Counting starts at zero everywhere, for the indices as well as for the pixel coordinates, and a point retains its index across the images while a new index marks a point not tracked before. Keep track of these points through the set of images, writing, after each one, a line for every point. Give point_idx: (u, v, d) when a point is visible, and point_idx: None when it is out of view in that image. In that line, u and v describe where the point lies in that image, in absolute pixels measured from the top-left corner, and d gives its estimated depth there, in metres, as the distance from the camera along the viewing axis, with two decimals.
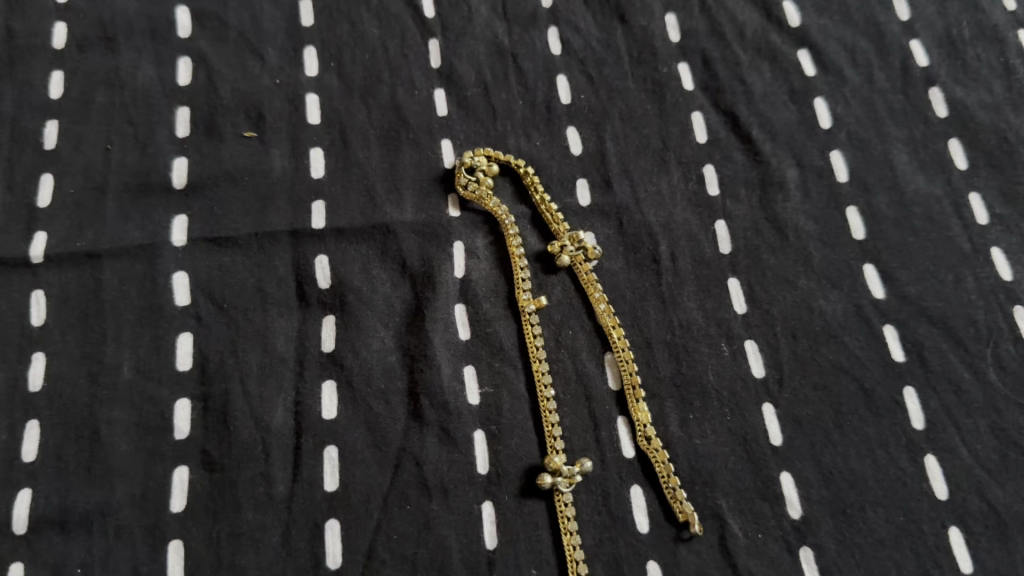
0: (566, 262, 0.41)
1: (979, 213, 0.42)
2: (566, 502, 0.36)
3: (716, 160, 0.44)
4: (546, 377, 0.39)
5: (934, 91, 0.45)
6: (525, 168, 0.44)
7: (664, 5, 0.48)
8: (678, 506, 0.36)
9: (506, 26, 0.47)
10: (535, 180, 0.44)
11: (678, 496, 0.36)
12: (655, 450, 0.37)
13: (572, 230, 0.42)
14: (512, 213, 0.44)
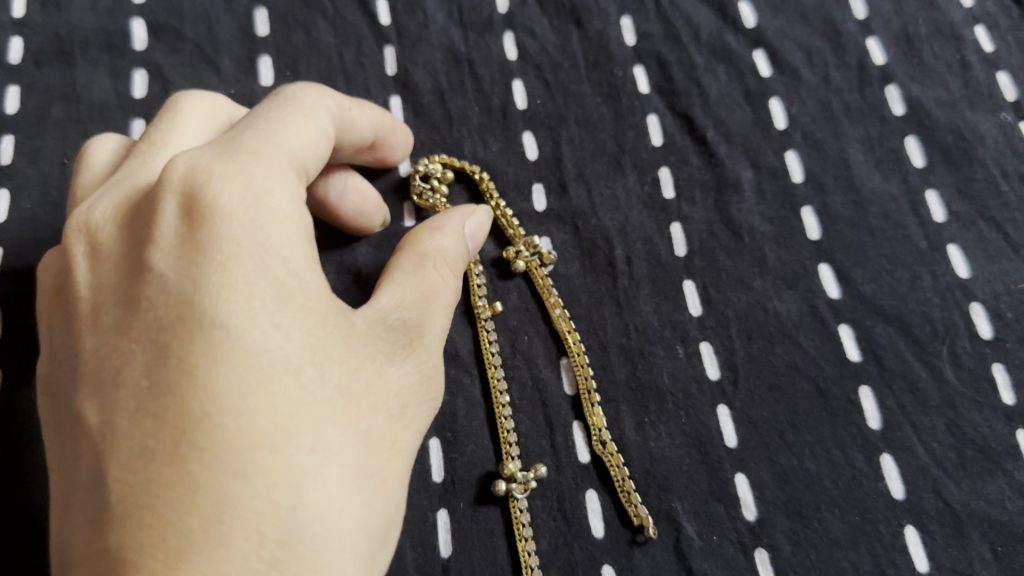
0: (520, 267, 0.41)
1: (935, 210, 0.42)
2: (520, 509, 0.36)
3: (672, 163, 0.44)
4: (501, 383, 0.39)
5: (891, 89, 0.45)
6: (479, 174, 0.44)
7: (620, 9, 0.48)
8: (632, 509, 0.36)
9: (462, 33, 0.47)
10: (487, 184, 0.44)
11: (632, 500, 0.36)
12: (610, 454, 0.37)
13: (527, 235, 0.42)
14: None
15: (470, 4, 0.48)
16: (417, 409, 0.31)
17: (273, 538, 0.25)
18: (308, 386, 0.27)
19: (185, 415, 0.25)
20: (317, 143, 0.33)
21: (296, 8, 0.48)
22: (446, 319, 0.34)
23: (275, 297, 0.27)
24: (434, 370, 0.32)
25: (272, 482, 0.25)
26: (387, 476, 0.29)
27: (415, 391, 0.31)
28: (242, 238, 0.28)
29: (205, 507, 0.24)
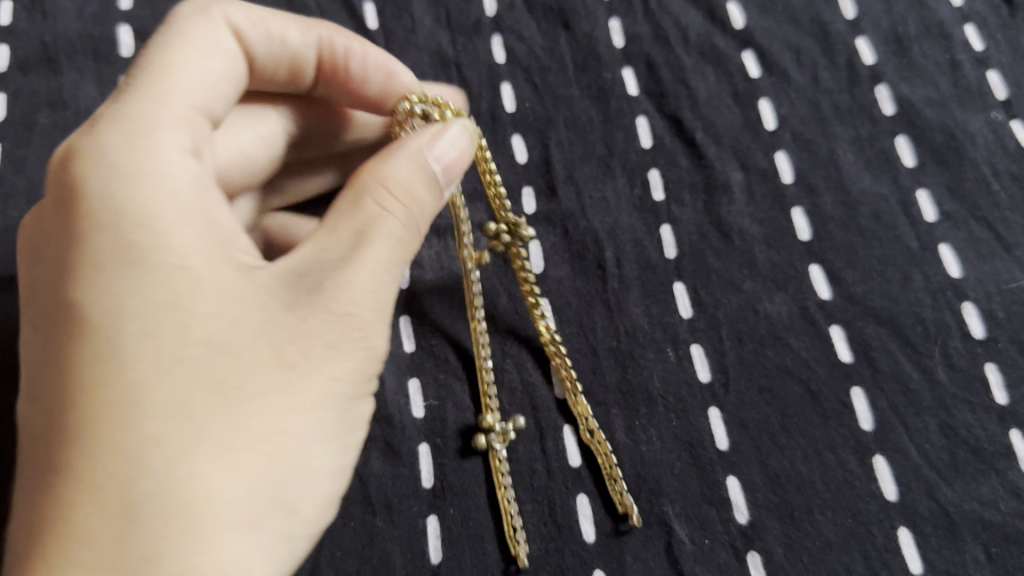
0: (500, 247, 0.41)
1: (926, 210, 0.42)
2: (500, 459, 0.37)
3: (661, 165, 0.44)
4: (488, 378, 0.39)
5: (881, 88, 0.45)
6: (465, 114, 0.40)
7: (608, 11, 0.48)
8: (618, 498, 0.36)
9: (450, 36, 0.47)
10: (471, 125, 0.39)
11: (616, 482, 0.36)
12: (598, 443, 0.37)
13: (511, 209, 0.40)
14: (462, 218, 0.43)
15: (458, 8, 0.48)
16: (319, 358, 0.28)
17: (123, 505, 0.25)
18: (162, 349, 0.26)
19: (61, 390, 0.26)
20: (214, 68, 0.33)
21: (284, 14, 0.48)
22: (390, 254, 0.30)
23: (121, 262, 0.27)
24: (342, 312, 0.29)
25: (106, 445, 0.25)
26: (273, 433, 0.27)
27: (325, 335, 0.28)
28: (99, 209, 0.28)
29: (60, 482, 0.25)
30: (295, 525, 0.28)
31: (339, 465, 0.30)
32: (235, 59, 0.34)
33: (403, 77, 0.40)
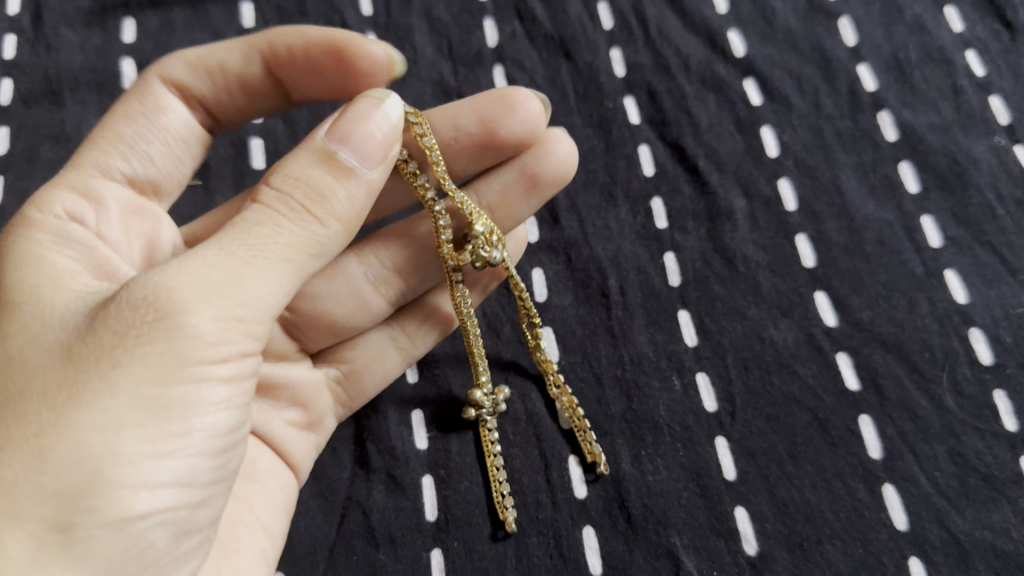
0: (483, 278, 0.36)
1: (931, 235, 0.42)
2: (488, 431, 0.37)
3: (664, 193, 0.44)
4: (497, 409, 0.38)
5: (883, 115, 0.45)
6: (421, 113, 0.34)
7: (609, 39, 0.48)
8: (587, 447, 0.37)
9: (452, 67, 0.47)
10: (416, 130, 0.34)
11: (587, 437, 0.37)
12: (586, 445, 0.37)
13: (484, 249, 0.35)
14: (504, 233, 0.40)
15: (460, 38, 0.48)
16: (106, 347, 0.24)
17: None
18: None
19: None
20: (126, 132, 0.34)
21: None
22: (258, 235, 0.26)
23: None
24: (134, 300, 0.25)
25: None
26: (56, 428, 0.24)
27: (116, 321, 0.24)
28: None
29: None
30: (95, 531, 0.24)
31: (150, 452, 0.24)
32: (170, 124, 0.35)
33: (357, 56, 0.35)
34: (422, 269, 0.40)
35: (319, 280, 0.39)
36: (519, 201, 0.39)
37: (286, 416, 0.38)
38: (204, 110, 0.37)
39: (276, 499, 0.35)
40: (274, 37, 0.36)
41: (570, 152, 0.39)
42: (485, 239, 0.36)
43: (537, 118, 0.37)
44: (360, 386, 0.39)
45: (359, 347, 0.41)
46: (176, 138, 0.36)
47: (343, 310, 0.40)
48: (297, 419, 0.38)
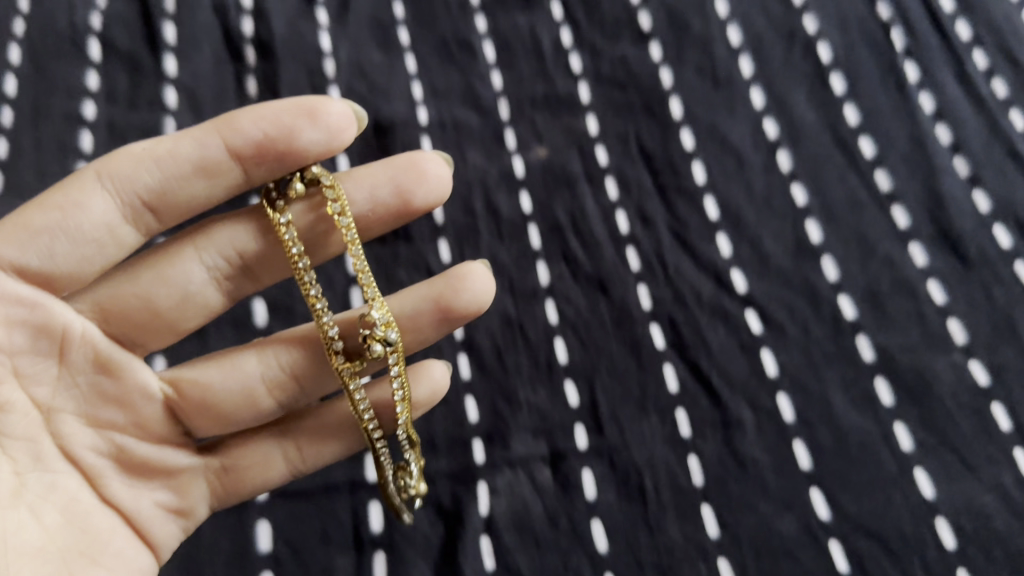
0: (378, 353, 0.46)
1: (903, 440, 0.52)
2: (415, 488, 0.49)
3: (686, 404, 0.54)
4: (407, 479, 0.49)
5: (861, 338, 0.55)
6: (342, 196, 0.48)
7: (637, 275, 0.58)
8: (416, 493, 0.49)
9: (513, 300, 0.58)
10: (338, 208, 0.48)
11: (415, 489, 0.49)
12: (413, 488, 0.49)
13: (383, 322, 0.47)
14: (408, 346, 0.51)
15: (518, 277, 0.59)
16: None
17: None
18: None
19: None
20: (42, 220, 0.46)
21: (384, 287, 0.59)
22: None
23: None
24: None
25: None
26: None
27: None
28: None
29: None
30: None
31: None
32: (85, 219, 0.46)
33: (304, 132, 0.47)
34: (315, 374, 0.51)
35: (218, 377, 0.50)
36: (431, 325, 0.51)
37: (157, 497, 0.49)
38: (138, 204, 0.48)
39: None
40: (231, 129, 0.47)
41: (484, 294, 0.50)
42: (381, 326, 0.46)
43: (439, 189, 0.51)
44: (242, 484, 0.51)
45: (246, 446, 0.51)
46: (91, 235, 0.47)
47: (229, 400, 0.50)
48: (166, 502, 0.50)
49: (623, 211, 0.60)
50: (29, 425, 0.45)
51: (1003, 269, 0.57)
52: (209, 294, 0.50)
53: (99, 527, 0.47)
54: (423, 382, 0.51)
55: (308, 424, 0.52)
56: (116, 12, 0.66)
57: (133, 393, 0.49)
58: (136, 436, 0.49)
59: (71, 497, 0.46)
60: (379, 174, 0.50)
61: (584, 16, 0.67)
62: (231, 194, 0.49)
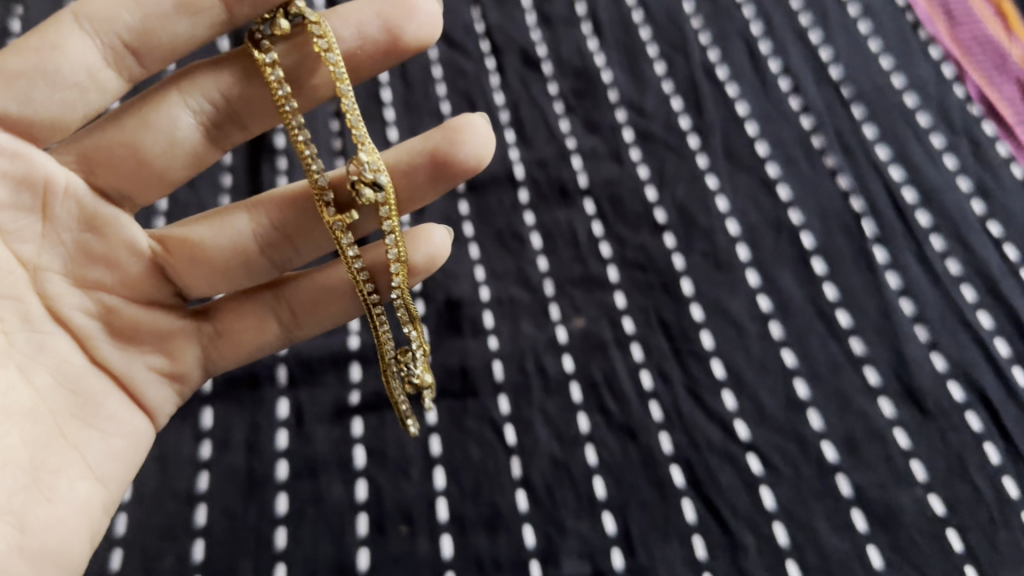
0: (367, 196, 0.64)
1: (875, 560, 0.65)
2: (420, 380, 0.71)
3: (701, 531, 0.67)
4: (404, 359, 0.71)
5: (840, 476, 0.68)
6: (329, 34, 0.62)
7: (660, 424, 0.71)
8: (421, 379, 0.71)
9: (560, 446, 0.71)
10: (325, 49, 0.62)
11: (422, 378, 0.71)
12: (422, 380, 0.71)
13: (372, 174, 0.63)
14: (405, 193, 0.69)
15: (564, 426, 0.72)
16: None
17: None
18: None
19: None
20: (31, 77, 0.62)
21: (456, 433, 0.72)
22: None
23: None
24: None
25: None
26: None
27: None
28: None
29: None
30: None
31: None
32: (61, 62, 0.62)
33: None
34: (302, 232, 0.70)
35: (209, 234, 0.69)
36: (427, 169, 0.67)
37: (149, 362, 0.70)
38: (121, 49, 0.64)
39: (118, 440, 0.67)
40: None
41: (474, 145, 0.67)
42: (369, 171, 0.63)
43: (425, 29, 0.65)
44: (231, 346, 0.72)
45: (234, 315, 0.72)
46: (73, 80, 0.63)
47: (211, 245, 0.69)
48: (155, 365, 0.70)
49: (647, 371, 0.74)
50: (12, 280, 0.63)
51: (956, 417, 0.70)
52: (191, 136, 0.67)
53: (89, 387, 0.66)
54: (430, 240, 0.71)
55: (298, 290, 0.72)
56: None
57: (116, 246, 0.68)
58: (124, 296, 0.69)
59: (60, 357, 0.65)
60: (369, 16, 0.64)
61: (611, 210, 0.81)
62: (212, 30, 0.65)
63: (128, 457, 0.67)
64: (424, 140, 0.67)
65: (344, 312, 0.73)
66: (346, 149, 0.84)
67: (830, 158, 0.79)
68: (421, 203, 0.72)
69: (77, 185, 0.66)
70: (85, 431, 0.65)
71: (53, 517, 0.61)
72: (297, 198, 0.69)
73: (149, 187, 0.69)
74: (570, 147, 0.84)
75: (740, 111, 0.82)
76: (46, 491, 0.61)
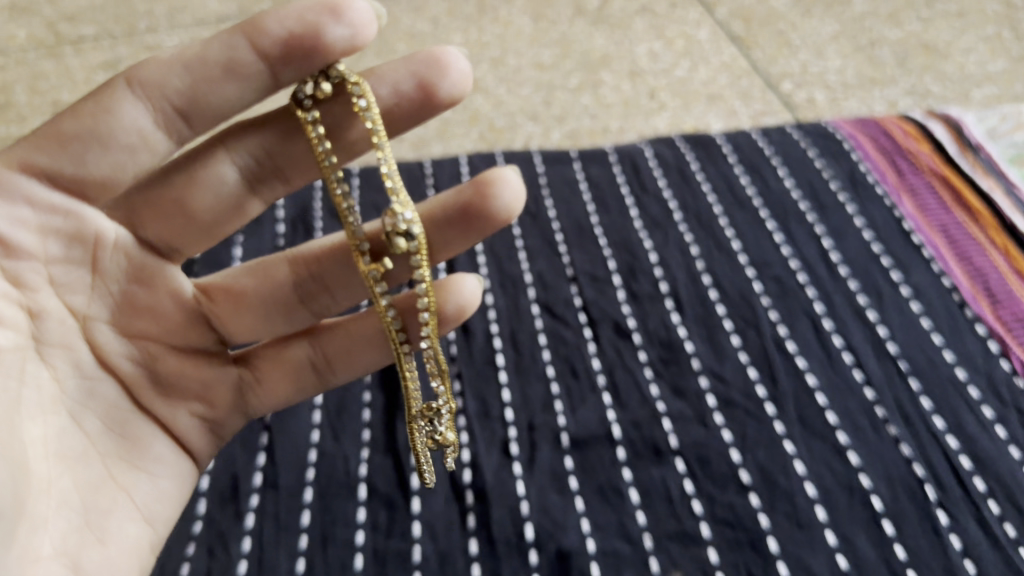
0: (403, 249, 0.72)
1: None
2: (444, 438, 0.84)
3: None
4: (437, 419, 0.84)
5: None
6: (367, 93, 0.71)
7: None
8: (445, 438, 0.84)
9: None
10: (364, 107, 0.70)
11: (445, 437, 0.84)
12: (445, 439, 0.84)
13: (404, 223, 0.71)
14: (438, 244, 0.78)
15: None
16: None
17: None
18: None
19: None
20: (84, 143, 0.70)
21: None
22: None
23: None
24: None
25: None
26: None
27: None
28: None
29: None
30: None
31: None
32: (108, 126, 0.70)
33: (333, 26, 0.68)
34: (342, 286, 0.82)
35: (253, 288, 0.81)
36: (458, 218, 0.77)
37: (190, 409, 0.81)
38: (163, 112, 0.71)
39: (154, 484, 0.77)
40: (262, 35, 0.69)
41: (506, 200, 0.76)
42: (402, 221, 0.71)
43: (458, 85, 0.74)
44: (269, 386, 0.85)
45: (269, 363, 0.84)
46: (125, 143, 0.71)
47: (255, 298, 0.82)
48: (195, 410, 0.82)
49: None
50: (64, 328, 0.73)
51: None
52: (233, 187, 0.78)
53: (136, 432, 0.77)
54: (460, 292, 0.80)
55: (338, 334, 0.83)
56: (378, 465, 0.94)
57: (162, 296, 0.79)
58: (166, 344, 0.80)
59: (109, 403, 0.76)
60: (404, 75, 0.73)
61: (700, 470, 0.90)
62: (257, 93, 0.72)
63: (163, 498, 0.78)
64: (457, 194, 0.77)
65: (375, 360, 0.85)
66: (467, 408, 0.96)
67: (893, 427, 0.90)
68: (452, 255, 0.81)
69: (125, 238, 0.76)
70: (133, 473, 0.76)
71: (103, 558, 0.71)
72: (337, 253, 0.80)
73: (191, 237, 0.79)
74: (661, 410, 0.94)
75: (811, 382, 0.94)
76: (98, 534, 0.72)
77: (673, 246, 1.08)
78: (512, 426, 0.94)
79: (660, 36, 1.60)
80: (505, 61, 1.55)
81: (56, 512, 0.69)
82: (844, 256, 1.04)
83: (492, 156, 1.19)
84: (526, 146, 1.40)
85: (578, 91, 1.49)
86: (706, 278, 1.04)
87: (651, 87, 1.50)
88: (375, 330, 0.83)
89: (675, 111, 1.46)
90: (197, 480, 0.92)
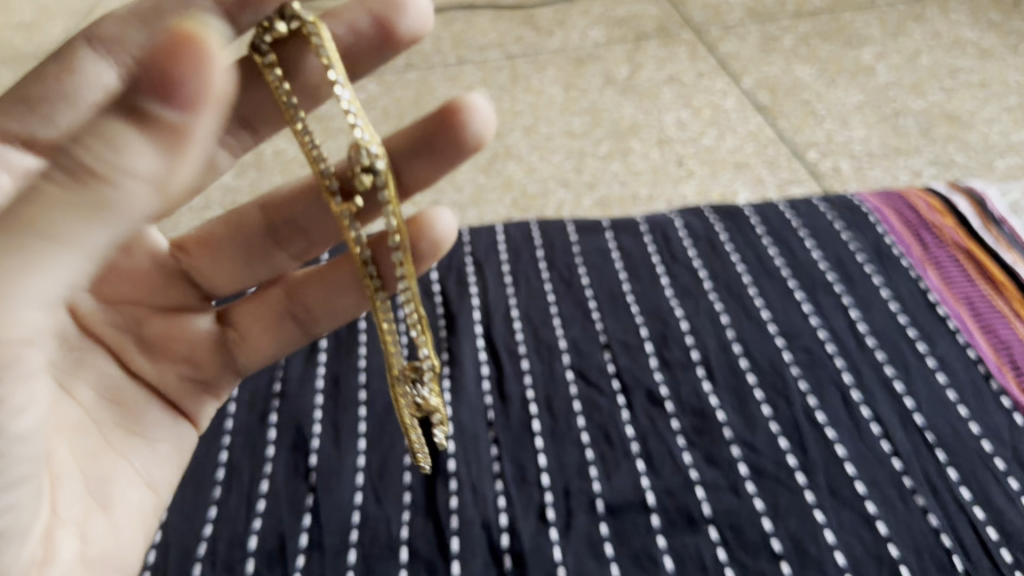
0: (369, 182, 0.74)
1: None
2: (430, 403, 0.89)
3: None
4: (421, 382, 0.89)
5: None
6: (322, 31, 0.74)
7: None
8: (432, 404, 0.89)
9: None
10: (317, 37, 0.73)
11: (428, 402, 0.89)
12: (429, 406, 0.89)
13: (370, 160, 0.74)
14: (408, 158, 0.84)
15: None
16: None
17: None
18: None
19: None
20: (60, 102, 0.79)
21: None
22: None
23: None
24: None
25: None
26: None
27: None
28: None
29: None
30: None
31: None
32: (80, 86, 0.79)
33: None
34: (318, 220, 0.90)
35: (230, 238, 0.91)
36: (427, 134, 0.83)
37: (180, 371, 0.90)
38: (127, 65, 0.80)
39: (147, 450, 0.87)
40: None
41: (477, 126, 0.83)
42: (367, 156, 0.73)
43: (422, 18, 0.83)
44: (251, 346, 0.93)
45: (246, 321, 0.92)
46: (94, 101, 0.79)
47: (239, 238, 0.91)
48: (185, 372, 0.91)
49: None
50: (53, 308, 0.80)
51: None
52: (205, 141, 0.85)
53: (129, 399, 0.86)
54: (436, 227, 0.84)
55: (314, 283, 0.90)
56: (419, 528, 0.94)
57: (141, 258, 0.89)
58: (149, 307, 0.89)
59: (99, 373, 0.85)
60: (360, 13, 0.81)
61: (733, 538, 0.91)
62: (221, 40, 0.80)
63: (158, 459, 0.87)
64: (427, 117, 0.83)
65: (355, 302, 0.91)
66: (504, 472, 0.98)
67: (921, 498, 0.92)
68: (427, 184, 0.86)
69: None
70: (130, 439, 0.85)
71: (109, 519, 0.81)
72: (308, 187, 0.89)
73: None
74: (694, 478, 0.96)
75: (840, 452, 0.96)
76: (102, 501, 0.80)
77: (704, 315, 1.12)
78: (548, 490, 0.96)
79: (688, 105, 1.75)
80: (538, 129, 1.71)
81: (70, 480, 0.77)
82: (871, 327, 1.08)
83: (528, 224, 1.29)
84: (558, 213, 1.52)
85: (607, 160, 1.62)
86: (737, 347, 1.08)
87: (679, 155, 1.63)
88: (347, 276, 0.90)
89: (703, 179, 1.56)
90: (247, 541, 0.93)
